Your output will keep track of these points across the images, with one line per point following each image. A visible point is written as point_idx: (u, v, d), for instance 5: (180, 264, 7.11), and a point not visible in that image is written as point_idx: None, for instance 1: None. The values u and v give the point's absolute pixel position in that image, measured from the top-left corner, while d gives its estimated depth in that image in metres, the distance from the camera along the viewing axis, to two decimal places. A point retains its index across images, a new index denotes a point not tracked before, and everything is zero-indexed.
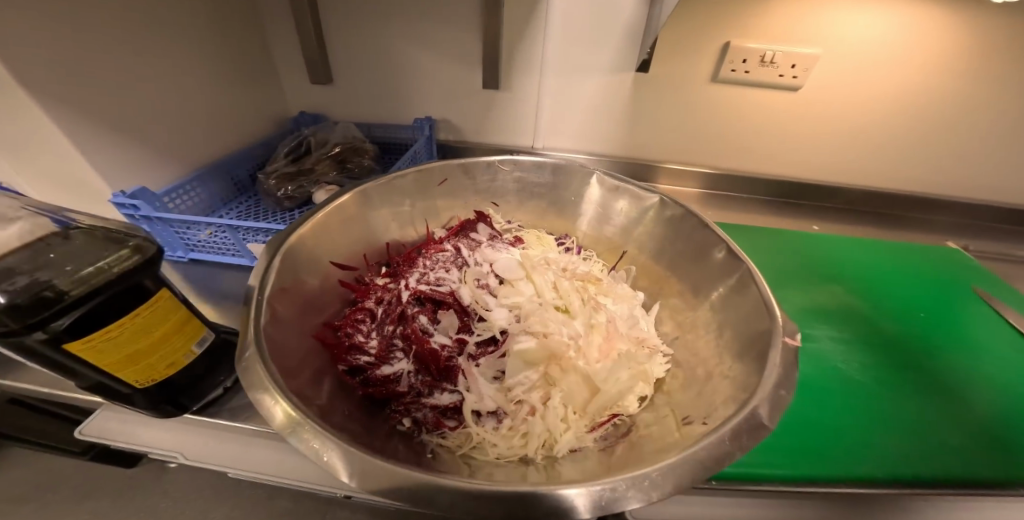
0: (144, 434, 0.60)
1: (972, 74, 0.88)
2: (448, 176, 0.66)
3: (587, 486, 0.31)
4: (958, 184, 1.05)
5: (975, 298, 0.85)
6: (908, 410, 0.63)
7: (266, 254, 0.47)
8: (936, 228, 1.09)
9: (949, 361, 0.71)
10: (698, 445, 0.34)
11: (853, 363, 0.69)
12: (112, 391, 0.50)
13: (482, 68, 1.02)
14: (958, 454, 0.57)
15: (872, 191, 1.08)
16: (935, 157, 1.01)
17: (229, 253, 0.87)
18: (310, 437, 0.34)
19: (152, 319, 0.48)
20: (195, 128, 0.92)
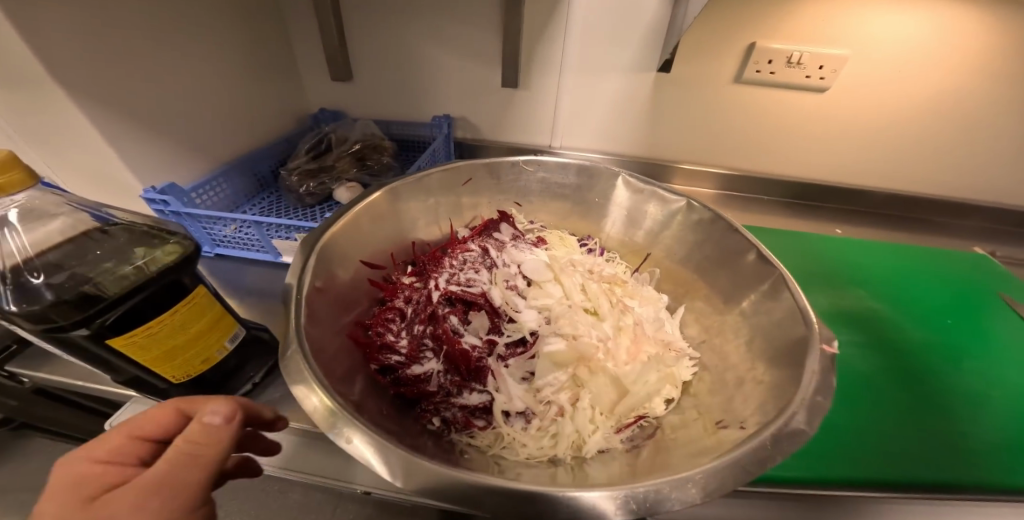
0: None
1: (1003, 77, 0.87)
2: (473, 176, 0.66)
3: (629, 488, 0.31)
4: (985, 189, 1.04)
5: (1006, 305, 0.83)
6: (941, 417, 0.62)
7: (303, 252, 0.48)
8: (961, 232, 1.07)
9: (984, 368, 0.70)
10: (739, 450, 0.33)
11: (885, 368, 0.68)
12: (150, 382, 0.52)
13: (503, 67, 1.02)
14: (991, 463, 0.56)
15: (896, 194, 1.07)
16: (962, 160, 1.00)
17: (254, 249, 0.89)
18: (352, 434, 0.34)
19: (190, 317, 0.50)
20: (219, 125, 0.93)
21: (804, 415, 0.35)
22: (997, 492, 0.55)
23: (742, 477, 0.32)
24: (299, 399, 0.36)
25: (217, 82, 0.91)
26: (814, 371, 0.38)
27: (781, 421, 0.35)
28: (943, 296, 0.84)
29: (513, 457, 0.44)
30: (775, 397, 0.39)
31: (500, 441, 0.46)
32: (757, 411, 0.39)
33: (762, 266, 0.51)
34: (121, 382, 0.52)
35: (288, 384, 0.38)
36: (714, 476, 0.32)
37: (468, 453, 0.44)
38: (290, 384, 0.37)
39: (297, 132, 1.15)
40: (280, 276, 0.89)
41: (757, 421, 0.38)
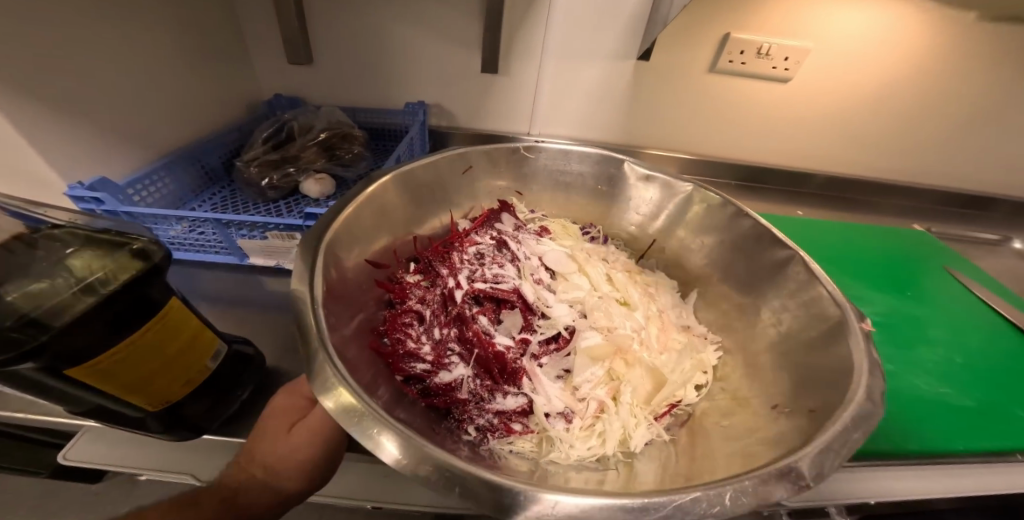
0: (148, 457, 0.55)
1: (932, 72, 0.97)
2: (473, 164, 0.62)
3: (739, 480, 0.29)
4: (912, 173, 1.16)
5: (950, 275, 0.93)
6: (931, 387, 0.67)
7: (306, 255, 0.42)
8: (898, 211, 1.18)
9: (958, 339, 0.77)
10: (827, 433, 0.33)
11: (878, 344, 0.73)
12: (120, 411, 0.45)
13: (482, 51, 0.97)
14: (978, 427, 0.62)
15: (844, 178, 1.15)
16: (895, 147, 1.11)
17: (214, 251, 0.78)
18: (385, 438, 0.30)
19: (165, 335, 0.43)
20: (156, 110, 0.80)
21: (871, 392, 0.36)
22: (980, 453, 0.60)
23: (836, 457, 0.32)
24: (332, 413, 0.32)
25: (151, 60, 0.77)
26: (865, 347, 0.39)
27: (856, 403, 0.34)
28: (899, 274, 0.91)
29: (563, 460, 0.42)
30: (831, 378, 0.39)
31: (544, 444, 0.44)
32: (813, 393, 0.40)
33: (775, 248, 0.51)
34: (81, 412, 0.45)
35: (318, 399, 0.33)
36: (820, 459, 0.31)
37: (512, 460, 0.42)
38: (321, 399, 0.33)
39: (249, 118, 1.02)
40: (246, 281, 0.79)
41: (826, 401, 0.37)
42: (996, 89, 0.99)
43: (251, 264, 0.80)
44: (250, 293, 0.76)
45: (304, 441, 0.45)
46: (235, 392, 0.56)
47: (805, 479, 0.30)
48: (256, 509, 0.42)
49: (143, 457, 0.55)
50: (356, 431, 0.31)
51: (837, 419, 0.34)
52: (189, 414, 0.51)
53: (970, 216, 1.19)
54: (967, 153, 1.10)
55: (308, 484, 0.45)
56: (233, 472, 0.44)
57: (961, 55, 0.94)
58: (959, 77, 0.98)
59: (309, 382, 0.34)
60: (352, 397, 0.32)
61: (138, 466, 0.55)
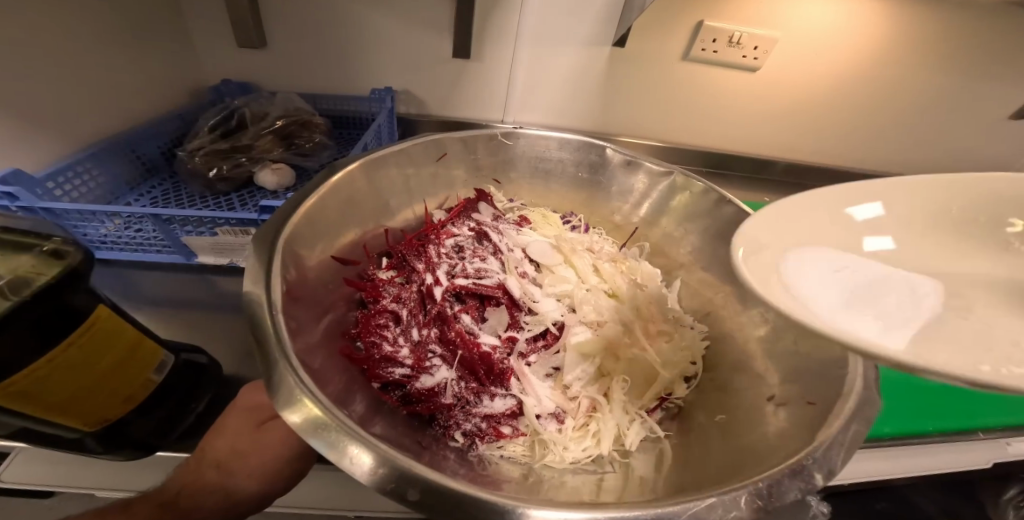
0: (88, 476, 0.48)
1: (906, 60, 0.94)
2: (448, 151, 0.57)
3: (751, 484, 0.28)
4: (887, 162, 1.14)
5: None
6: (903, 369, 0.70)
7: (260, 252, 0.37)
8: None
9: None
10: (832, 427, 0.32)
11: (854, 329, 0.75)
12: (50, 433, 0.39)
13: (454, 35, 0.93)
14: (949, 406, 0.64)
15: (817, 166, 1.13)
16: (866, 135, 1.08)
17: (155, 250, 0.70)
18: (366, 457, 0.26)
19: (89, 348, 0.37)
20: (79, 93, 0.70)
21: (867, 381, 0.35)
22: (949, 432, 0.61)
23: (845, 451, 0.31)
24: (300, 433, 0.27)
25: (69, 36, 0.68)
26: None
27: (854, 394, 0.34)
28: None
29: (557, 463, 0.40)
30: (825, 364, 0.39)
31: (536, 448, 0.42)
32: (811, 380, 0.39)
33: None
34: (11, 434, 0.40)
35: (280, 415, 0.29)
36: (826, 455, 0.31)
37: (503, 466, 0.39)
38: (284, 414, 0.29)
39: (194, 104, 0.92)
40: (195, 281, 0.71)
41: (828, 393, 0.36)
42: (973, 79, 0.97)
43: (201, 263, 0.72)
44: (200, 295, 0.69)
45: (267, 448, 0.43)
46: (186, 405, 0.50)
47: (814, 477, 0.30)
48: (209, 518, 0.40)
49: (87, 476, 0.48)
50: (330, 452, 0.27)
51: (838, 413, 0.33)
52: (133, 434, 0.44)
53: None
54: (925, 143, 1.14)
55: (269, 495, 0.43)
56: (183, 476, 0.41)
57: (935, 50, 0.92)
58: (935, 72, 0.96)
59: (269, 394, 0.30)
60: (322, 412, 0.28)
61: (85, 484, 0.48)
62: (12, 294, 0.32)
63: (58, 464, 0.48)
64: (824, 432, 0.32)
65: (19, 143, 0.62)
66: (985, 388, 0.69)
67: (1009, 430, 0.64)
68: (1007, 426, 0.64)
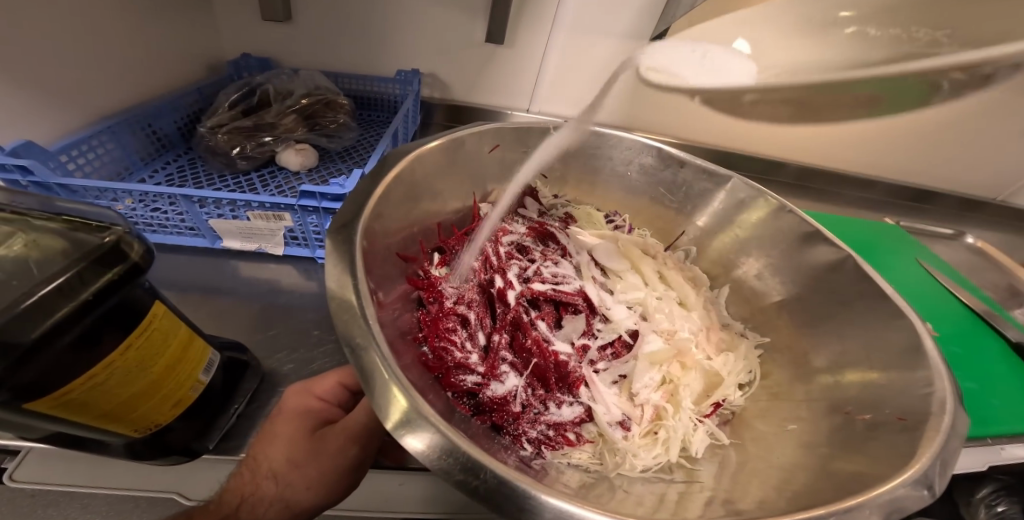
0: (99, 477, 0.45)
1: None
2: (502, 142, 0.54)
3: (861, 501, 0.27)
4: (907, 172, 1.12)
5: (915, 264, 0.92)
6: None
7: (341, 248, 0.34)
8: (882, 204, 1.15)
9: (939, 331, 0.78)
10: (934, 444, 0.31)
11: None
12: (94, 438, 0.36)
13: (489, 17, 0.88)
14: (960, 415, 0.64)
15: (837, 172, 1.12)
16: (890, 143, 1.07)
17: (174, 232, 0.65)
18: (469, 465, 0.25)
19: (147, 350, 0.33)
20: (90, 59, 0.65)
21: (956, 396, 0.34)
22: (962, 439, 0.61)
23: (945, 467, 0.30)
24: (405, 442, 0.26)
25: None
26: (938, 353, 0.37)
27: (950, 412, 0.33)
28: (879, 262, 0.91)
29: (630, 471, 0.39)
30: (905, 379, 0.38)
31: (606, 456, 0.41)
32: (888, 396, 0.38)
33: (825, 246, 0.48)
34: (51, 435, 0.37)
35: (383, 425, 0.27)
36: (927, 470, 0.29)
37: (571, 475, 0.37)
38: (387, 424, 0.27)
39: (211, 79, 0.86)
40: (216, 266, 0.67)
41: (915, 408, 0.35)
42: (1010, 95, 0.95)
43: (224, 248, 0.68)
44: (223, 282, 0.65)
45: (324, 456, 0.40)
46: (227, 406, 0.46)
47: (923, 491, 0.29)
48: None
49: (115, 479, 0.45)
50: (436, 464, 0.26)
51: (934, 429, 0.32)
52: (177, 439, 0.41)
53: (964, 216, 1.16)
54: (965, 158, 1.08)
55: (324, 505, 0.40)
56: (240, 487, 0.39)
57: None
58: None
59: (365, 390, 0.28)
60: (421, 412, 0.27)
61: (108, 486, 0.44)
62: (72, 291, 0.28)
63: (73, 463, 0.44)
64: (931, 444, 0.31)
65: (28, 111, 0.57)
66: (999, 399, 0.68)
67: (1017, 440, 0.63)
68: (1014, 435, 0.63)
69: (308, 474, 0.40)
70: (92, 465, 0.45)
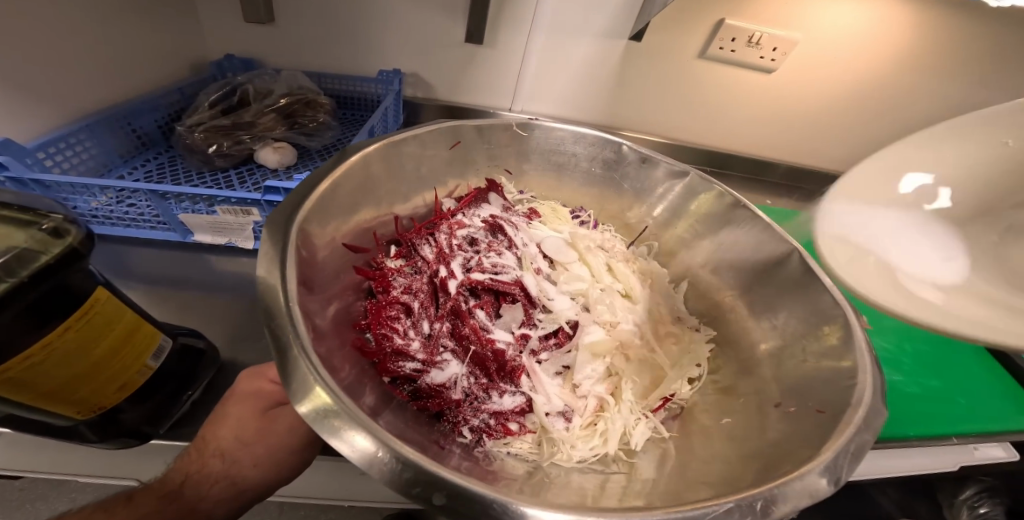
0: (75, 461, 0.47)
1: (936, 75, 0.93)
2: (462, 138, 0.56)
3: (759, 491, 0.28)
4: None
5: None
6: (900, 381, 0.67)
7: (274, 237, 0.35)
8: None
9: (920, 333, 0.77)
10: (844, 437, 0.31)
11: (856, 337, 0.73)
12: (41, 420, 0.37)
13: (468, 18, 0.89)
14: (936, 415, 0.63)
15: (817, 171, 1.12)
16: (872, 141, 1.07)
17: (149, 226, 0.68)
18: (374, 448, 0.26)
19: (88, 332, 0.35)
20: (71, 61, 0.67)
21: (877, 389, 0.35)
22: (930, 437, 0.60)
23: (851, 460, 0.31)
24: (318, 430, 0.27)
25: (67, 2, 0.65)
26: (866, 344, 0.38)
27: (866, 404, 0.33)
28: None
29: (565, 461, 0.39)
30: (835, 372, 0.38)
31: (544, 446, 0.41)
32: (816, 387, 0.39)
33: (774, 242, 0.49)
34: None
35: (297, 412, 0.28)
36: (833, 464, 0.30)
37: (509, 464, 0.38)
38: (301, 411, 0.28)
39: (195, 78, 0.89)
40: (190, 259, 0.69)
41: (835, 401, 0.36)
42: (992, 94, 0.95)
43: (197, 242, 0.70)
44: (195, 275, 0.67)
45: (274, 438, 0.42)
46: (181, 393, 0.48)
47: (824, 485, 0.29)
48: (212, 509, 0.39)
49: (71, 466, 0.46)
50: (348, 452, 0.26)
51: (848, 421, 0.33)
52: (127, 421, 0.42)
53: None
54: None
55: (275, 482, 0.43)
56: (186, 466, 0.40)
57: (956, 63, 0.90)
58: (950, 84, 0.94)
59: (281, 380, 0.29)
60: (335, 400, 0.28)
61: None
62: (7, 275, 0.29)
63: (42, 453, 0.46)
64: (841, 438, 0.31)
65: (8, 111, 0.59)
66: (966, 398, 0.67)
67: (988, 438, 0.62)
68: (985, 434, 0.62)
69: (255, 454, 0.41)
70: (64, 455, 0.47)
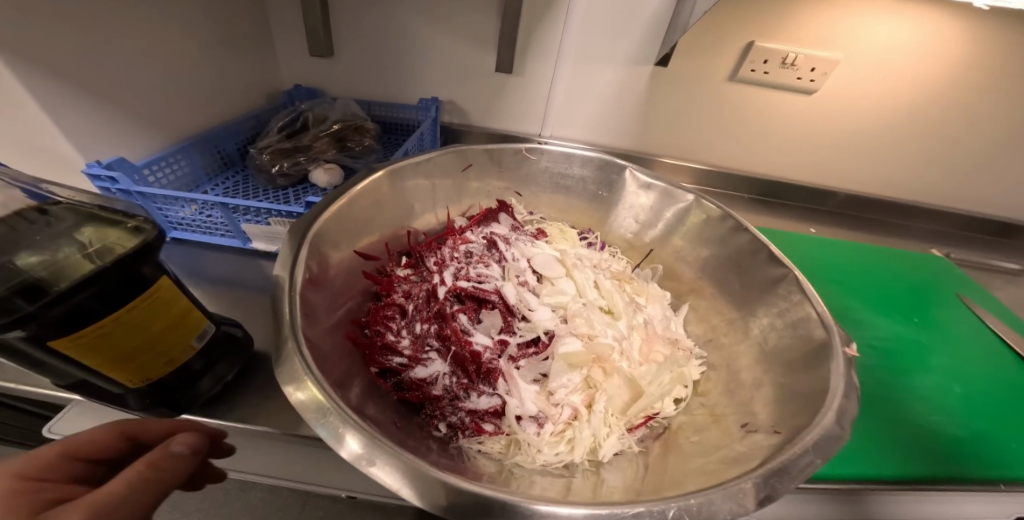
0: None
1: (984, 84, 0.88)
2: (473, 162, 0.61)
3: (683, 498, 0.29)
4: (938, 195, 1.07)
5: (958, 304, 0.83)
6: (950, 420, 0.61)
7: (292, 242, 0.43)
8: (910, 235, 1.10)
9: (981, 375, 0.69)
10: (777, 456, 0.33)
11: (899, 371, 0.67)
12: (104, 386, 0.46)
13: (498, 50, 0.97)
14: (992, 460, 0.56)
15: (859, 196, 1.08)
16: (919, 162, 1.02)
17: (220, 233, 0.80)
18: (348, 436, 0.31)
19: (149, 312, 0.43)
20: (175, 97, 0.82)
21: (842, 418, 0.35)
22: (980, 482, 0.54)
23: (790, 481, 0.32)
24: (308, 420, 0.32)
25: (176, 49, 0.80)
26: (840, 370, 0.39)
27: (822, 426, 0.34)
28: (907, 296, 0.83)
29: (528, 464, 0.41)
30: (811, 401, 0.38)
31: (512, 447, 0.44)
32: (788, 414, 0.39)
33: (772, 266, 0.50)
34: (64, 385, 0.45)
35: (291, 399, 0.33)
36: (770, 481, 0.31)
37: (479, 461, 0.41)
38: (293, 399, 0.33)
39: (268, 108, 1.04)
40: (247, 263, 0.80)
41: (794, 424, 0.37)
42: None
43: (254, 249, 0.81)
44: (247, 276, 0.77)
45: None
46: (216, 375, 0.55)
47: (755, 500, 0.30)
48: None
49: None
50: (332, 441, 0.31)
51: (796, 443, 0.33)
52: (171, 393, 0.50)
53: (1001, 245, 1.09)
54: (1002, 180, 1.02)
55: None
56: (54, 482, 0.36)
57: (997, 79, 0.87)
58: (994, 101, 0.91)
59: (277, 372, 0.35)
60: (321, 393, 0.33)
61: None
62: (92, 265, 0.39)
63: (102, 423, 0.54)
64: (778, 457, 0.33)
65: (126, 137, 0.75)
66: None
67: None
68: None
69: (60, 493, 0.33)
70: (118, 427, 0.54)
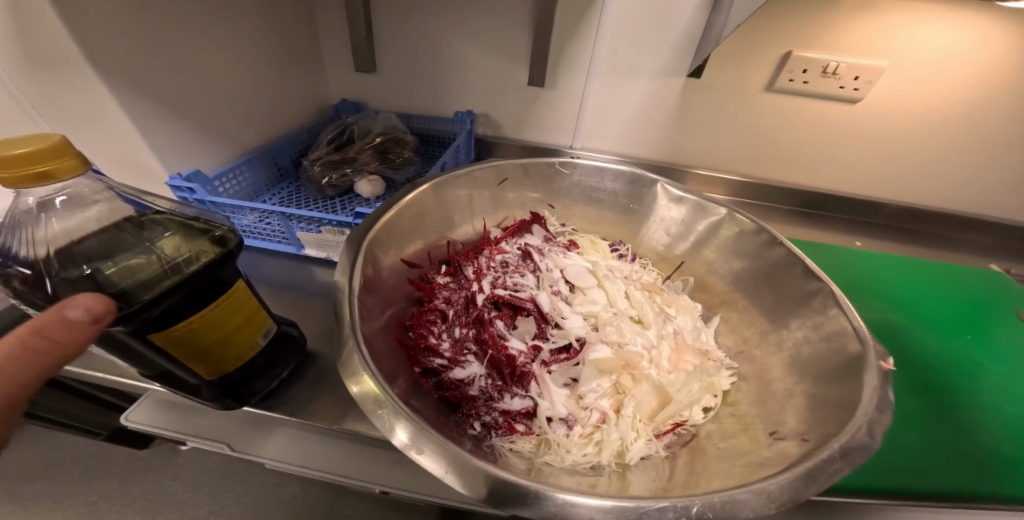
0: (190, 423, 0.61)
1: None
2: (509, 176, 0.65)
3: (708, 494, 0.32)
4: (996, 207, 1.01)
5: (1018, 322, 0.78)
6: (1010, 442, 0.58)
7: (349, 251, 0.47)
8: (963, 248, 1.04)
9: None
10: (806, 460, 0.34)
11: (952, 390, 0.64)
12: (183, 378, 0.50)
13: (532, 65, 1.00)
14: None
15: (906, 207, 1.03)
16: (973, 172, 0.97)
17: (276, 240, 0.87)
18: (399, 427, 0.35)
19: (227, 311, 0.49)
20: (241, 114, 0.91)
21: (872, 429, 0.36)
22: None
23: (816, 486, 0.33)
24: (364, 409, 0.36)
25: (243, 71, 0.89)
26: (875, 384, 0.39)
27: (848, 435, 0.35)
28: (959, 313, 0.79)
29: (558, 463, 0.44)
30: (841, 413, 0.39)
31: (544, 446, 0.46)
32: (817, 425, 0.39)
33: (808, 280, 0.50)
34: (150, 375, 0.51)
35: (349, 391, 0.37)
36: (796, 487, 0.32)
37: (512, 458, 0.44)
38: (352, 391, 0.37)
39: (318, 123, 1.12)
40: (298, 268, 0.87)
41: (823, 434, 0.37)
42: None
43: (306, 254, 0.88)
44: (299, 280, 0.84)
45: None
46: (275, 371, 0.61)
47: (780, 502, 0.32)
48: None
49: (191, 425, 0.61)
50: (385, 429, 0.35)
51: (822, 451, 0.35)
52: (241, 385, 0.56)
53: None
54: None
55: None
56: None
57: None
58: None
59: (339, 366, 0.39)
60: (376, 387, 0.37)
61: (182, 432, 0.61)
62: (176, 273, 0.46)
63: (173, 413, 0.61)
64: (804, 463, 0.34)
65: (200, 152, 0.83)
66: None
67: None
68: None
69: None
70: (185, 416, 0.61)
